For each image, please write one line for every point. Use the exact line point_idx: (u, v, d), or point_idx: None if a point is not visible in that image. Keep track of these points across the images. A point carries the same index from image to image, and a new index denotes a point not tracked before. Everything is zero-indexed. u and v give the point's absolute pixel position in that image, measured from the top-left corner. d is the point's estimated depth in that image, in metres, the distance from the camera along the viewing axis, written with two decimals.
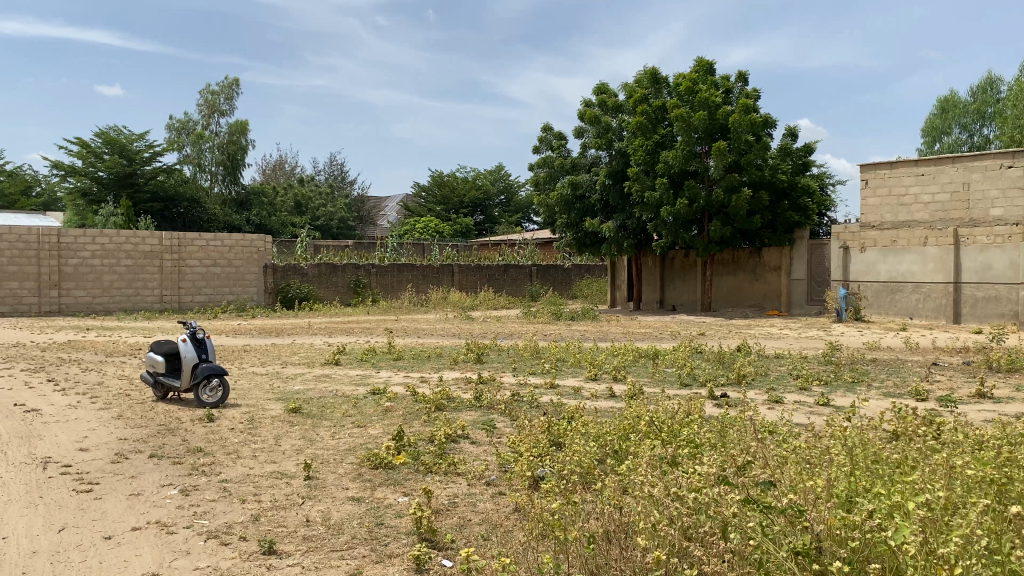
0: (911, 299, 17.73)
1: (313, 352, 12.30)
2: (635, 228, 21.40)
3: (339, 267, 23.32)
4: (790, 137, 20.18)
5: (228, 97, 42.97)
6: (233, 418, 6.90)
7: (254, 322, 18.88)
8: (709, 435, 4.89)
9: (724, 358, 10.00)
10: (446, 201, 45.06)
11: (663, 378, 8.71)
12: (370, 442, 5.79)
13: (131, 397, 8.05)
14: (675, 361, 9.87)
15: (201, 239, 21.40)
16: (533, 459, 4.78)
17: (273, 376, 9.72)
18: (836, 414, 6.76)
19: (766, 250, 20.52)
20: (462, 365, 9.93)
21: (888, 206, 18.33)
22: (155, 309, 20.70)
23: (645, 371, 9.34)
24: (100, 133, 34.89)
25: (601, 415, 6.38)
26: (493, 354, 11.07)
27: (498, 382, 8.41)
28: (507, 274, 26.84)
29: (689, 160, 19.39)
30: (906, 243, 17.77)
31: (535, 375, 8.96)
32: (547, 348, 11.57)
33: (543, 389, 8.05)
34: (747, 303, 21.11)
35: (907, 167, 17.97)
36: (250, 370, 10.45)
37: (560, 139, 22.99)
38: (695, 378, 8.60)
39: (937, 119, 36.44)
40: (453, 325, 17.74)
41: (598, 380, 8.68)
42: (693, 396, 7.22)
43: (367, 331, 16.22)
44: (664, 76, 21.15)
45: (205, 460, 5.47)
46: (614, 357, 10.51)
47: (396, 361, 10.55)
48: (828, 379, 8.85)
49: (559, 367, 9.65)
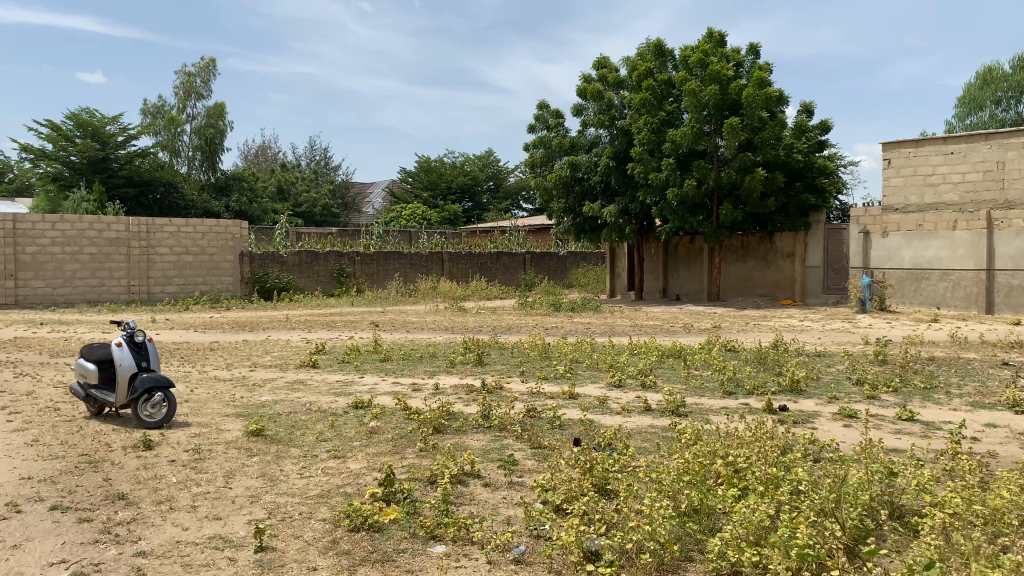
0: (938, 288, 16.45)
1: (289, 351, 10.79)
2: (638, 212, 20.02)
3: (321, 256, 21.83)
4: (804, 114, 18.82)
5: (206, 80, 41.18)
6: (176, 445, 5.44)
7: (226, 315, 17.38)
8: (826, 490, 3.52)
9: (766, 358, 8.62)
10: (434, 186, 43.46)
11: (702, 387, 7.34)
12: (350, 488, 4.37)
13: (57, 414, 6.55)
14: (713, 362, 8.48)
15: (172, 224, 19.82)
16: (583, 524, 3.40)
17: (236, 382, 8.21)
18: (939, 439, 5.40)
19: (779, 235, 19.20)
20: (461, 370, 8.45)
21: (913, 186, 16.88)
22: (122, 302, 19.13)
23: (678, 375, 7.95)
24: (70, 115, 33.16)
25: (648, 444, 4.99)
26: (495, 354, 9.61)
27: (507, 394, 6.99)
28: (499, 262, 25.41)
29: (698, 139, 18.01)
30: (932, 227, 16.50)
31: (550, 382, 7.54)
32: (557, 346, 10.13)
33: (562, 401, 6.66)
34: (758, 292, 19.77)
35: (934, 145, 16.51)
36: (210, 374, 8.89)
37: (558, 117, 21.50)
38: (741, 386, 7.28)
39: (977, 90, 35.09)
40: (444, 318, 16.27)
41: (627, 389, 7.29)
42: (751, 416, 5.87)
43: (349, 326, 14.72)
44: (669, 48, 19.68)
45: (124, 516, 4.02)
46: (638, 357, 9.10)
47: (383, 364, 9.05)
48: (897, 384, 7.47)
49: (575, 370, 8.22)
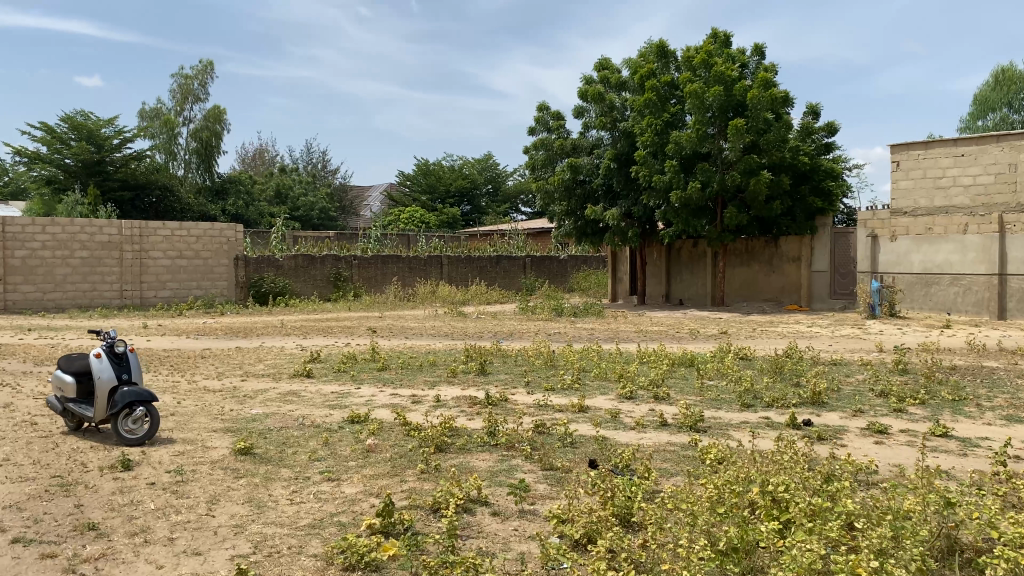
0: (948, 293, 16.03)
1: (283, 359, 10.36)
2: (641, 215, 19.66)
3: (317, 260, 21.42)
4: (810, 116, 18.47)
5: (203, 82, 40.75)
6: (158, 465, 5.04)
7: (220, 321, 16.97)
8: (881, 527, 3.13)
9: (782, 367, 8.24)
10: (432, 190, 43.05)
11: (718, 399, 6.97)
12: (346, 518, 3.97)
13: (32, 429, 6.13)
14: (728, 372, 8.09)
15: (166, 228, 19.41)
16: (609, 565, 3.02)
17: (226, 393, 7.79)
18: (981, 459, 5.01)
19: (784, 239, 18.84)
20: (463, 380, 8.03)
21: (922, 189, 16.51)
22: (114, 307, 18.70)
23: (692, 387, 7.55)
24: (65, 117, 32.76)
25: (670, 468, 4.60)
26: (499, 363, 9.21)
27: (513, 407, 6.59)
28: (499, 266, 25.02)
29: (702, 141, 17.64)
30: (942, 231, 16.12)
31: (558, 394, 7.14)
32: (562, 354, 9.72)
33: (572, 415, 6.27)
34: (762, 297, 19.38)
35: (944, 147, 16.16)
36: (199, 384, 8.46)
37: (559, 119, 21.12)
38: (759, 399, 6.92)
39: (990, 92, 34.68)
40: (443, 324, 15.85)
41: (639, 402, 6.89)
42: (776, 434, 5.48)
43: (346, 332, 14.30)
44: (672, 49, 19.31)
45: (94, 550, 3.62)
46: (648, 366, 8.69)
47: (381, 373, 8.63)
48: (925, 396, 7.09)
49: (583, 381, 7.82)
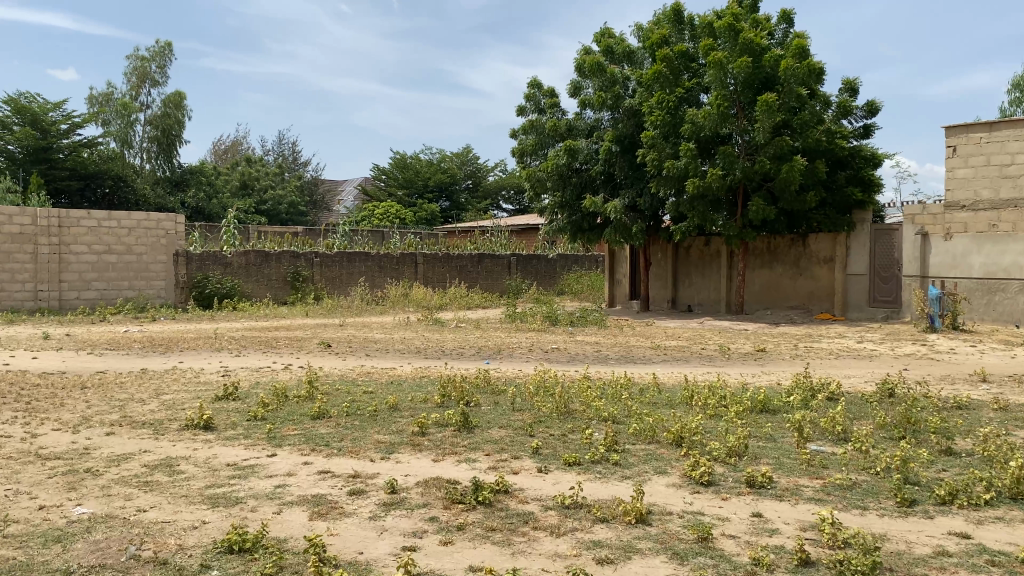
0: (1017, 302, 13.46)
1: (190, 394, 7.43)
2: (649, 208, 16.93)
3: (272, 256, 18.52)
4: (849, 93, 15.86)
5: (161, 64, 37.53)
6: None
7: (146, 330, 14.07)
8: None
9: (913, 421, 5.52)
10: (409, 184, 40.22)
11: (855, 492, 4.29)
12: None
13: None
14: (841, 432, 5.37)
15: (91, 218, 16.43)
16: None
17: (57, 467, 4.87)
18: None
19: (814, 237, 16.24)
20: (437, 444, 5.21)
21: (986, 178, 13.78)
22: (26, 310, 15.68)
23: (795, 462, 4.82)
24: (7, 99, 29.77)
25: None
26: (486, 407, 6.39)
27: (520, 514, 3.81)
28: (481, 265, 22.22)
29: (724, 122, 14.88)
30: (1010, 228, 13.54)
31: (591, 482, 4.39)
32: (574, 390, 6.88)
33: (632, 543, 3.47)
34: (787, 304, 16.75)
35: (1014, 128, 13.43)
36: (34, 444, 5.53)
37: (552, 97, 18.35)
38: (923, 496, 4.22)
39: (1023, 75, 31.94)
40: (417, 335, 13.01)
41: (731, 502, 4.14)
42: None
43: (294, 347, 11.39)
44: (688, 14, 16.60)
45: None
46: (709, 417, 5.92)
47: (314, 427, 5.77)
48: None
49: (622, 450, 5.02)
